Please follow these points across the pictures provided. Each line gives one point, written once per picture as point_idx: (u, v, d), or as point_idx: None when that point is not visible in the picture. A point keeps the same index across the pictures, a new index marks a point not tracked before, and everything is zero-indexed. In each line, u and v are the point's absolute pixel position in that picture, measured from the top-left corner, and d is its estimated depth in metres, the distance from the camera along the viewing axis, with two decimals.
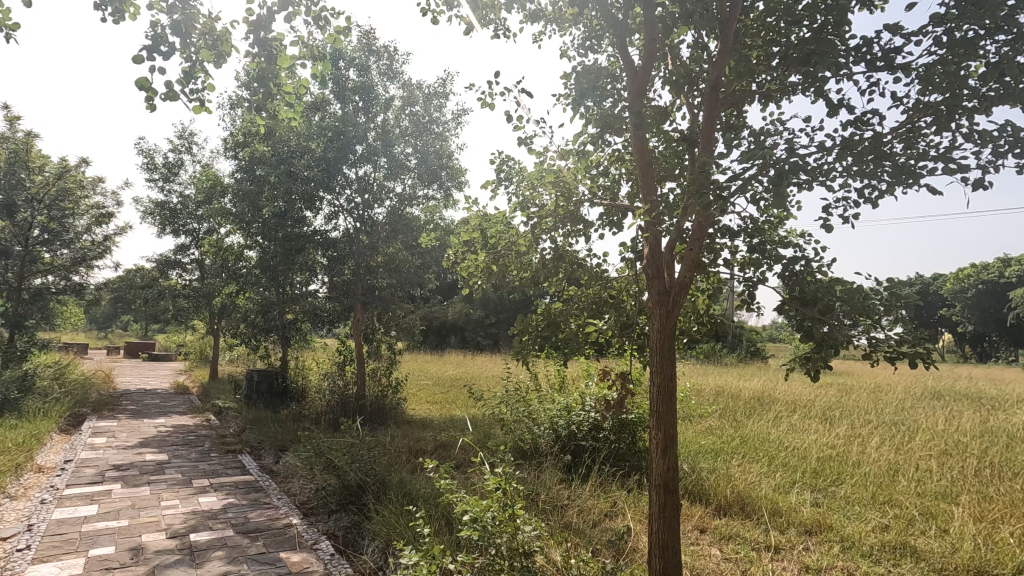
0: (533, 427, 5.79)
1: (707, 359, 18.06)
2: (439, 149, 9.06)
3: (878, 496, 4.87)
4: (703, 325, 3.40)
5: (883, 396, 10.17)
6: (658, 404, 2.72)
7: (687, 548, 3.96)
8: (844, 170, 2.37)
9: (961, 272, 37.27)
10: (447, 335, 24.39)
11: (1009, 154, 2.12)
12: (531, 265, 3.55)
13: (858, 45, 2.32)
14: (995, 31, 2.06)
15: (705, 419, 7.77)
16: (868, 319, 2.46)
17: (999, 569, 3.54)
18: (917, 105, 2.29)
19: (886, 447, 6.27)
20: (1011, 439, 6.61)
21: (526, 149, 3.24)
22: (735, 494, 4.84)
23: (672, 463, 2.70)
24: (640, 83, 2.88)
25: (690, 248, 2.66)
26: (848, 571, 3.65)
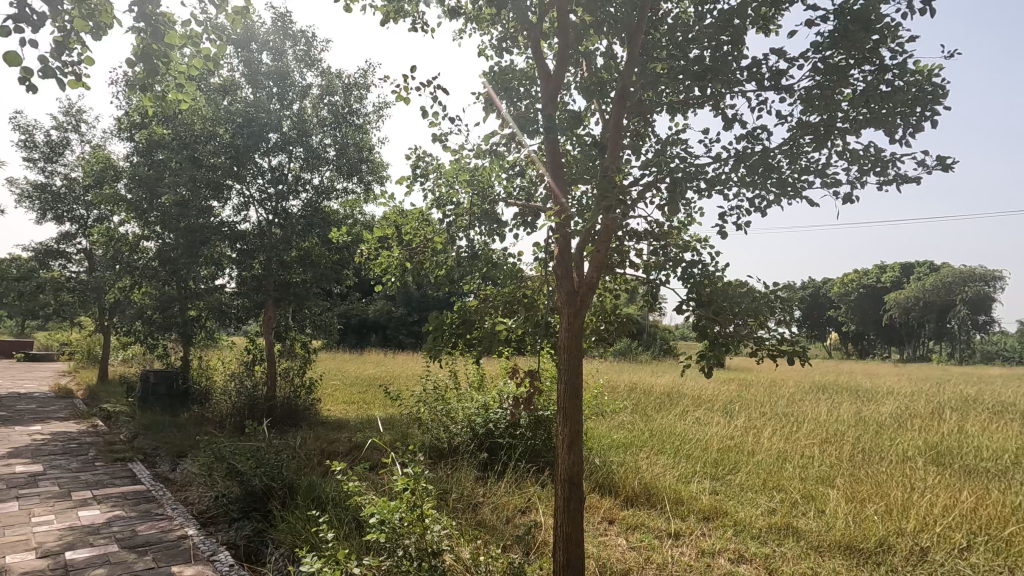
0: (450, 426, 5.77)
1: (624, 357, 18.80)
2: (360, 142, 8.78)
3: (768, 481, 5.29)
4: (609, 324, 3.54)
5: (777, 390, 11.04)
6: (565, 401, 2.79)
7: (595, 539, 4.10)
8: (738, 180, 2.55)
9: (846, 278, 41.31)
10: (367, 334, 23.77)
11: (872, 172, 2.37)
12: (447, 263, 3.51)
13: (750, 64, 2.50)
14: (862, 61, 2.30)
15: (617, 414, 8.09)
16: (756, 319, 2.69)
17: (865, 543, 3.95)
18: (800, 123, 2.50)
19: (777, 437, 6.81)
20: (880, 427, 7.40)
21: (441, 145, 3.21)
22: (642, 485, 5.08)
23: (577, 457, 2.78)
24: (554, 86, 2.94)
25: (597, 249, 2.75)
26: (738, 552, 3.94)
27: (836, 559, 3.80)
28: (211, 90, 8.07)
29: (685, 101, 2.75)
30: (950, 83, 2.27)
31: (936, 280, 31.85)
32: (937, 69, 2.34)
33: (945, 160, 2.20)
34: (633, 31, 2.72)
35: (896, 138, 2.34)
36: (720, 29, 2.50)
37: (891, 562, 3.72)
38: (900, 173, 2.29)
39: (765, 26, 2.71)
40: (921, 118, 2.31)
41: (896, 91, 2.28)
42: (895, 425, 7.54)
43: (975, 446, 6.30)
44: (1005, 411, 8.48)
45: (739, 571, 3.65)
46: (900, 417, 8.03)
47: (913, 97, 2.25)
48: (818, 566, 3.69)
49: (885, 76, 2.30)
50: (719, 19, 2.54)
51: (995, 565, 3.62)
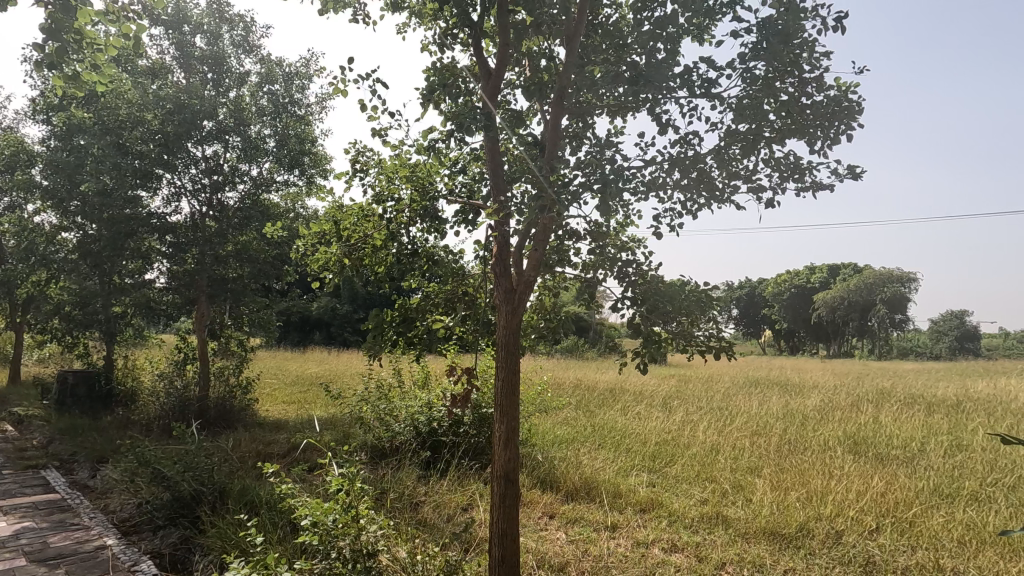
0: (392, 424, 5.70)
1: (569, 354, 19.10)
2: (302, 133, 8.50)
3: (702, 473, 5.51)
4: (549, 322, 3.62)
5: (713, 386, 11.51)
6: (502, 398, 2.82)
7: (534, 533, 4.16)
8: (671, 183, 2.65)
9: (779, 279, 43.51)
10: (311, 331, 23.08)
11: (791, 179, 2.51)
12: (386, 259, 3.43)
13: (682, 72, 2.60)
14: (785, 73, 2.42)
15: (561, 411, 8.21)
16: (688, 317, 2.80)
17: (786, 529, 4.19)
18: (729, 131, 2.62)
19: (712, 430, 7.11)
20: (804, 419, 7.87)
21: (380, 140, 3.15)
22: (582, 480, 5.19)
23: (513, 454, 2.81)
24: (493, 85, 2.94)
25: (535, 249, 2.79)
26: (671, 541, 4.09)
27: (761, 545, 4.00)
28: (138, 73, 7.59)
29: (623, 105, 2.82)
30: (862, 99, 2.43)
31: (859, 281, 34.02)
32: (852, 84, 2.50)
33: (855, 170, 2.37)
34: (572, 34, 2.76)
35: (814, 147, 2.49)
36: (654, 37, 2.58)
37: (810, 546, 3.96)
38: (816, 181, 2.44)
39: (698, 36, 2.81)
40: (836, 130, 2.46)
41: (814, 103, 2.42)
42: (818, 417, 8.03)
43: (887, 435, 6.80)
44: (914, 403, 9.21)
45: (671, 560, 3.79)
46: (823, 410, 8.56)
47: (830, 110, 2.40)
48: (744, 553, 3.89)
49: (805, 89, 2.44)
50: (654, 27, 2.61)
51: (899, 544, 3.92)
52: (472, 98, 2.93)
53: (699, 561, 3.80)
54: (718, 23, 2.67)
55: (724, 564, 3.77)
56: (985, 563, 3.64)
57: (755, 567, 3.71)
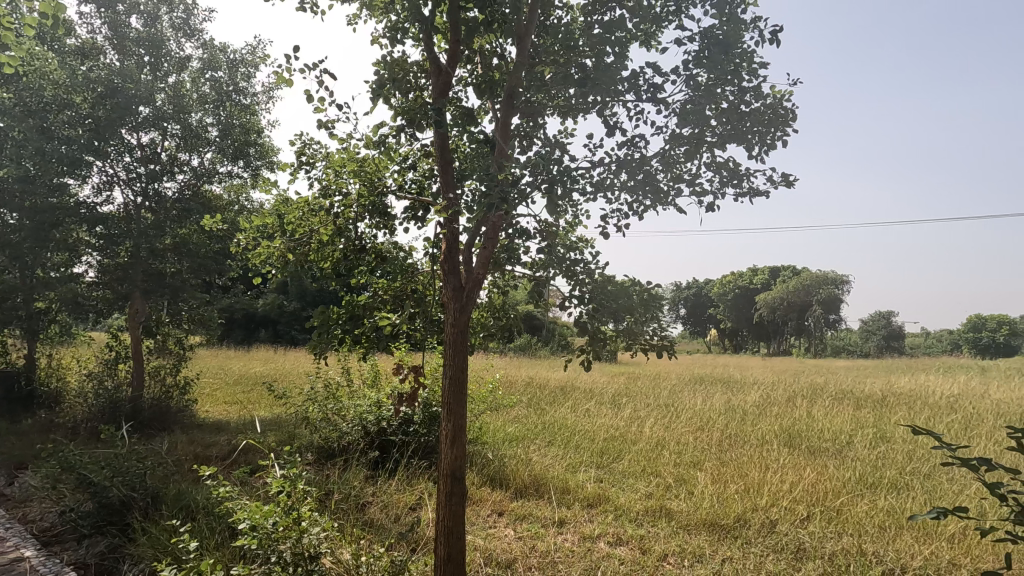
0: (339, 424, 5.57)
1: (522, 353, 19.22)
2: (247, 123, 8.19)
3: (647, 468, 5.66)
4: (499, 321, 3.65)
5: (660, 383, 11.85)
6: (449, 396, 2.80)
7: (482, 531, 4.17)
8: (617, 184, 2.71)
9: (724, 280, 45.18)
10: (256, 329, 22.27)
11: (731, 184, 2.61)
12: (333, 255, 3.35)
13: (629, 76, 2.66)
14: (727, 81, 2.52)
15: (512, 409, 8.26)
16: (634, 316, 2.86)
17: (725, 519, 4.37)
18: (674, 135, 2.69)
19: (658, 426, 7.32)
20: (744, 414, 8.23)
21: (328, 133, 2.98)
22: (531, 477, 5.24)
23: (459, 452, 2.80)
24: (444, 81, 2.90)
25: (485, 246, 2.80)
26: (616, 535, 4.19)
27: (701, 536, 4.16)
28: (66, 52, 7.10)
29: (573, 105, 2.85)
30: (797, 109, 2.55)
31: (797, 283, 35.74)
32: (787, 95, 2.63)
33: (788, 178, 2.49)
34: (523, 33, 2.77)
35: (752, 154, 2.60)
36: (603, 41, 2.63)
37: (746, 535, 4.14)
38: (753, 186, 2.55)
39: (646, 41, 2.88)
40: (772, 138, 2.58)
41: (753, 111, 2.52)
42: (757, 412, 8.41)
43: (819, 429, 7.19)
44: (844, 398, 9.78)
45: (616, 553, 3.88)
46: (762, 405, 8.96)
47: (767, 119, 2.51)
48: (685, 544, 4.03)
49: (744, 98, 2.54)
50: (604, 30, 2.66)
51: (827, 531, 4.16)
52: (423, 93, 2.89)
53: (642, 554, 3.90)
54: (665, 29, 2.75)
55: (666, 555, 3.89)
56: (903, 546, 3.90)
57: (695, 557, 3.85)
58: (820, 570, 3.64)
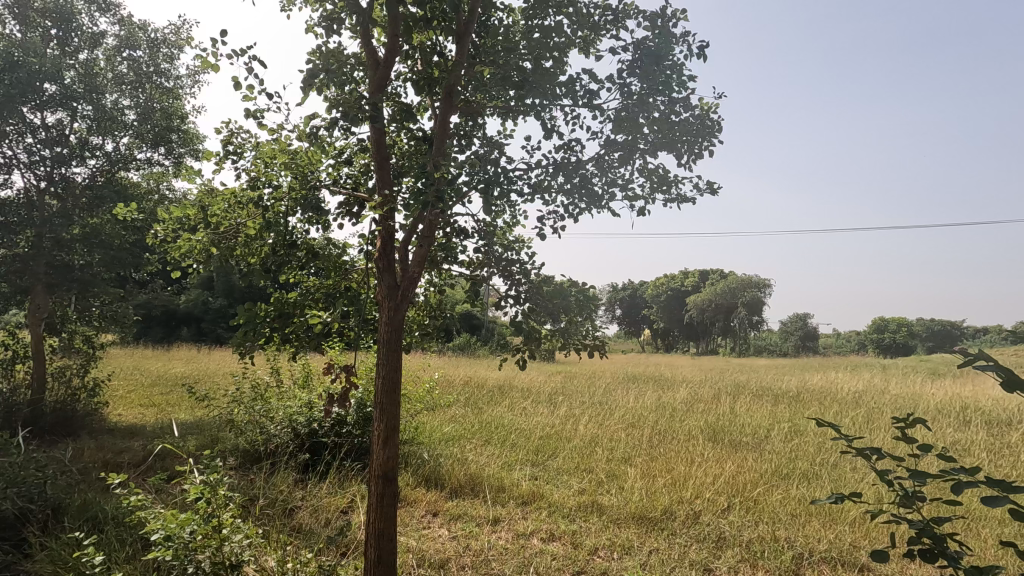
0: (267, 426, 5.34)
1: (461, 352, 19.15)
2: (169, 107, 7.69)
3: (581, 464, 5.80)
4: (435, 320, 3.63)
5: (595, 381, 12.15)
6: (382, 395, 2.76)
7: (415, 532, 4.12)
8: (554, 187, 2.76)
9: (658, 282, 46.90)
10: (177, 327, 20.96)
11: (660, 191, 2.72)
12: (261, 250, 3.20)
13: (567, 81, 2.72)
14: (659, 91, 2.62)
15: (449, 408, 8.21)
16: (568, 315, 2.92)
17: (653, 512, 4.54)
18: (609, 141, 2.77)
19: (592, 424, 7.50)
20: (673, 411, 8.58)
21: (256, 123, 2.83)
22: (467, 476, 5.23)
23: (392, 452, 2.76)
24: (381, 75, 2.84)
25: (421, 244, 2.77)
26: (549, 531, 4.27)
27: (630, 529, 4.31)
28: None
29: (513, 107, 2.88)
30: (722, 121, 2.69)
31: (724, 286, 37.64)
32: (713, 107, 2.76)
33: (713, 186, 2.63)
34: (463, 32, 2.76)
35: (681, 162, 2.72)
36: (541, 46, 2.68)
37: (672, 527, 4.32)
38: (680, 193, 2.67)
39: (584, 48, 2.94)
40: (700, 148, 2.71)
41: (683, 121, 2.64)
42: (685, 409, 8.80)
43: (741, 424, 7.61)
44: (763, 394, 10.40)
45: (548, 548, 3.95)
46: (689, 402, 9.38)
47: (694, 129, 2.64)
48: (615, 537, 4.15)
49: (674, 108, 2.65)
50: (543, 34, 2.70)
51: (745, 520, 4.41)
52: (359, 86, 2.82)
53: (574, 548, 3.99)
54: (602, 38, 2.82)
55: (597, 549, 3.99)
56: (811, 531, 4.20)
57: (624, 549, 3.98)
58: (737, 558, 3.86)
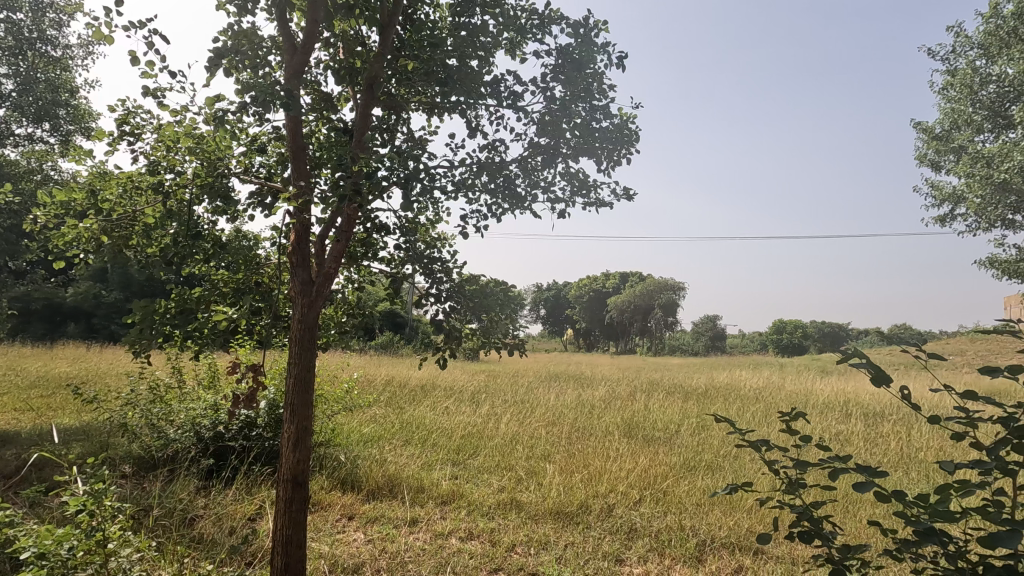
0: (166, 430, 4.95)
1: (383, 351, 18.70)
2: (56, 79, 6.93)
3: (501, 462, 5.85)
4: (353, 317, 3.51)
5: (519, 380, 12.29)
6: (293, 396, 2.64)
7: (329, 537, 3.98)
8: (478, 186, 2.78)
9: (581, 283, 48.21)
10: (63, 323, 18.98)
11: (580, 195, 2.80)
12: (161, 240, 2.95)
13: (492, 82, 2.73)
14: (581, 98, 2.69)
15: (369, 408, 8.00)
16: (489, 314, 2.92)
17: (569, 507, 4.67)
18: (533, 143, 2.82)
19: (513, 422, 7.58)
20: (592, 408, 8.85)
21: (157, 102, 2.59)
22: (385, 477, 5.12)
23: (303, 455, 2.65)
24: (298, 61, 2.71)
25: (338, 239, 2.68)
26: (468, 530, 4.27)
27: (548, 524, 4.39)
28: None
29: (438, 103, 2.86)
30: (640, 130, 2.81)
31: (643, 288, 39.34)
32: (632, 117, 2.88)
33: (629, 193, 2.74)
34: (387, 24, 2.69)
35: (600, 168, 2.81)
36: (467, 44, 2.67)
37: (588, 521, 4.46)
38: (599, 198, 2.77)
39: (510, 49, 2.97)
40: (619, 155, 2.81)
41: (603, 129, 2.73)
42: (603, 406, 9.10)
43: (654, 420, 7.99)
44: (675, 392, 10.98)
45: (466, 547, 3.94)
46: (608, 399, 9.71)
47: (613, 137, 2.73)
48: (532, 533, 4.23)
49: (595, 115, 2.73)
50: (470, 32, 2.70)
51: (655, 511, 4.64)
52: (274, 71, 2.67)
53: (492, 546, 4.02)
54: (528, 41, 2.86)
55: (514, 545, 4.04)
56: (714, 519, 4.48)
57: (541, 544, 4.06)
58: (647, 547, 4.05)
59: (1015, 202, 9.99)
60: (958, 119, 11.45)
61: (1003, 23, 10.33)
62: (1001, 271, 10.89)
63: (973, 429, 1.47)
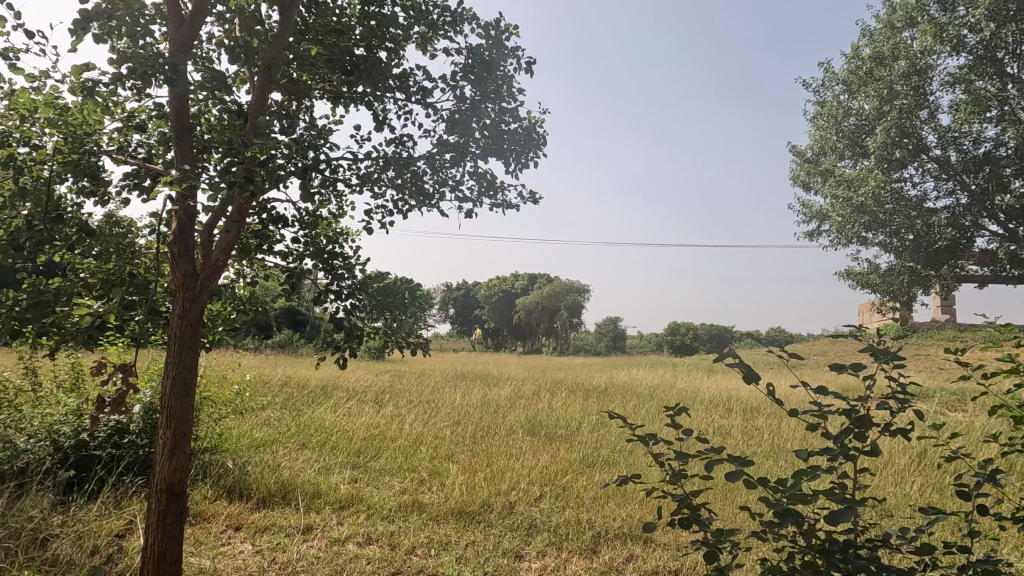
0: (15, 440, 4.33)
1: (281, 350, 17.68)
2: None
3: (404, 463, 5.74)
4: (243, 314, 3.29)
5: (425, 380, 12.13)
6: (170, 399, 2.42)
7: (210, 551, 3.69)
8: (384, 180, 2.73)
9: (491, 283, 48.55)
10: None
11: (487, 195, 2.83)
12: (11, 222, 2.58)
13: (400, 76, 2.69)
14: (491, 98, 2.72)
15: (262, 411, 7.51)
16: (393, 312, 2.86)
17: (471, 506, 4.68)
18: (442, 141, 2.80)
19: (418, 422, 7.46)
20: (498, 407, 8.93)
21: (9, 65, 2.27)
22: (279, 483, 4.85)
23: (180, 463, 2.44)
24: (185, 34, 2.50)
25: (227, 230, 2.50)
26: (367, 534, 4.15)
27: (448, 525, 4.37)
28: None
29: (344, 93, 2.76)
30: (548, 135, 2.88)
31: (551, 290, 40.39)
32: (539, 122, 2.95)
33: (535, 196, 2.82)
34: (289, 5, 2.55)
35: (508, 169, 2.86)
36: (375, 33, 2.60)
37: (489, 519, 4.49)
38: (506, 199, 2.82)
39: (422, 44, 2.94)
40: (527, 158, 2.87)
41: (511, 131, 2.77)
42: (508, 405, 9.20)
43: (557, 418, 8.22)
44: (578, 390, 11.37)
45: (364, 552, 3.83)
46: (513, 398, 9.86)
47: (521, 140, 2.79)
48: (432, 534, 4.18)
49: (504, 117, 2.77)
50: (380, 23, 2.63)
51: (554, 506, 4.77)
52: (156, 42, 2.43)
53: (391, 549, 3.93)
54: (440, 37, 2.84)
55: (414, 548, 3.98)
56: (608, 511, 4.69)
57: (441, 545, 4.03)
58: (546, 542, 4.15)
59: (867, 222, 11.43)
60: (825, 145, 12.88)
61: (862, 64, 11.77)
62: (856, 282, 12.40)
63: (824, 420, 1.66)
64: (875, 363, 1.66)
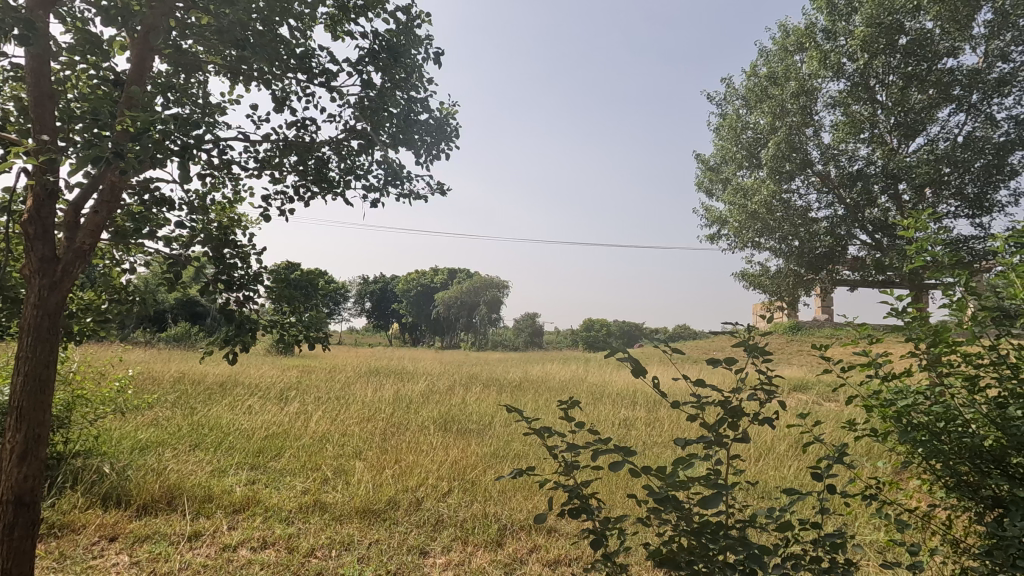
0: None
1: (177, 343, 16.38)
2: None
3: (307, 463, 5.49)
4: (116, 304, 2.97)
5: (335, 376, 11.67)
6: (20, 399, 2.15)
7: (77, 565, 3.35)
8: (282, 164, 2.60)
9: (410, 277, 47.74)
10: None
11: (394, 185, 2.78)
12: None
13: (302, 56, 2.57)
14: (400, 86, 2.65)
15: (150, 410, 6.91)
16: (288, 303, 2.70)
17: (377, 505, 4.56)
18: (349, 127, 2.71)
19: (324, 419, 7.19)
20: (410, 403, 8.80)
21: None
22: (165, 488, 4.47)
23: (32, 469, 2.18)
24: None
25: (95, 211, 2.26)
26: (262, 539, 3.92)
27: (352, 524, 4.24)
28: None
29: (240, 69, 2.59)
30: (459, 128, 2.86)
31: (470, 284, 40.41)
32: (451, 113, 2.92)
33: (442, 187, 2.82)
34: None
35: (418, 160, 2.81)
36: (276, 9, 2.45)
37: (394, 517, 4.41)
38: (413, 190, 2.79)
39: (331, 25, 2.81)
40: (438, 149, 2.83)
41: (423, 122, 2.72)
42: (421, 400, 9.10)
43: (470, 412, 8.24)
44: (492, 385, 11.47)
45: (258, 558, 3.62)
46: (426, 393, 9.76)
47: (433, 131, 2.75)
48: (334, 535, 4.04)
49: (414, 107, 2.71)
50: None
51: (462, 501, 4.77)
52: None
53: (288, 553, 3.75)
54: (350, 20, 2.73)
55: (314, 550, 3.82)
56: (515, 504, 4.75)
57: (343, 545, 3.91)
58: (451, 537, 4.14)
59: (760, 228, 12.42)
60: (726, 155, 13.84)
61: (760, 81, 12.81)
62: (750, 283, 13.41)
63: (701, 410, 1.76)
64: (746, 356, 1.80)
